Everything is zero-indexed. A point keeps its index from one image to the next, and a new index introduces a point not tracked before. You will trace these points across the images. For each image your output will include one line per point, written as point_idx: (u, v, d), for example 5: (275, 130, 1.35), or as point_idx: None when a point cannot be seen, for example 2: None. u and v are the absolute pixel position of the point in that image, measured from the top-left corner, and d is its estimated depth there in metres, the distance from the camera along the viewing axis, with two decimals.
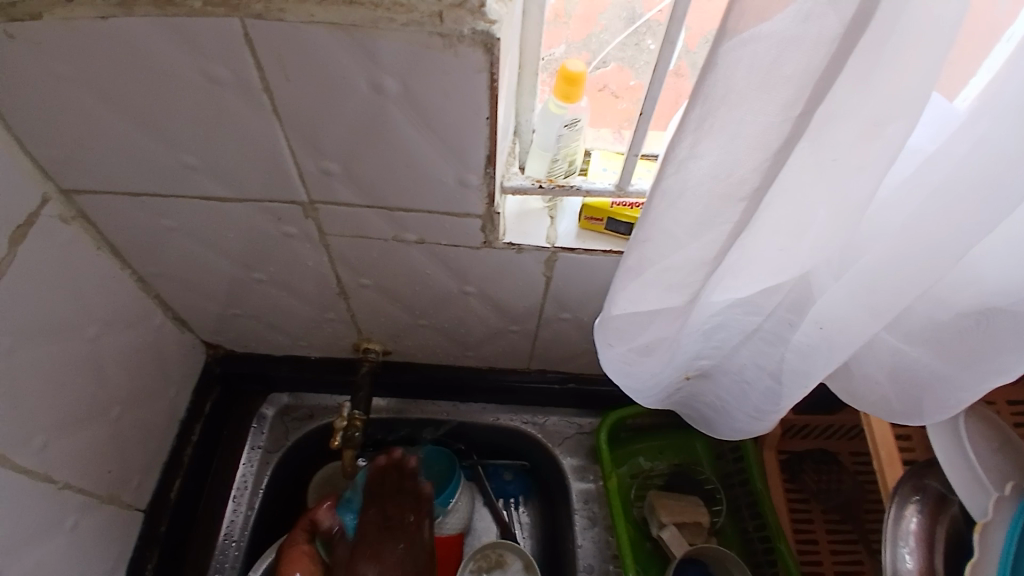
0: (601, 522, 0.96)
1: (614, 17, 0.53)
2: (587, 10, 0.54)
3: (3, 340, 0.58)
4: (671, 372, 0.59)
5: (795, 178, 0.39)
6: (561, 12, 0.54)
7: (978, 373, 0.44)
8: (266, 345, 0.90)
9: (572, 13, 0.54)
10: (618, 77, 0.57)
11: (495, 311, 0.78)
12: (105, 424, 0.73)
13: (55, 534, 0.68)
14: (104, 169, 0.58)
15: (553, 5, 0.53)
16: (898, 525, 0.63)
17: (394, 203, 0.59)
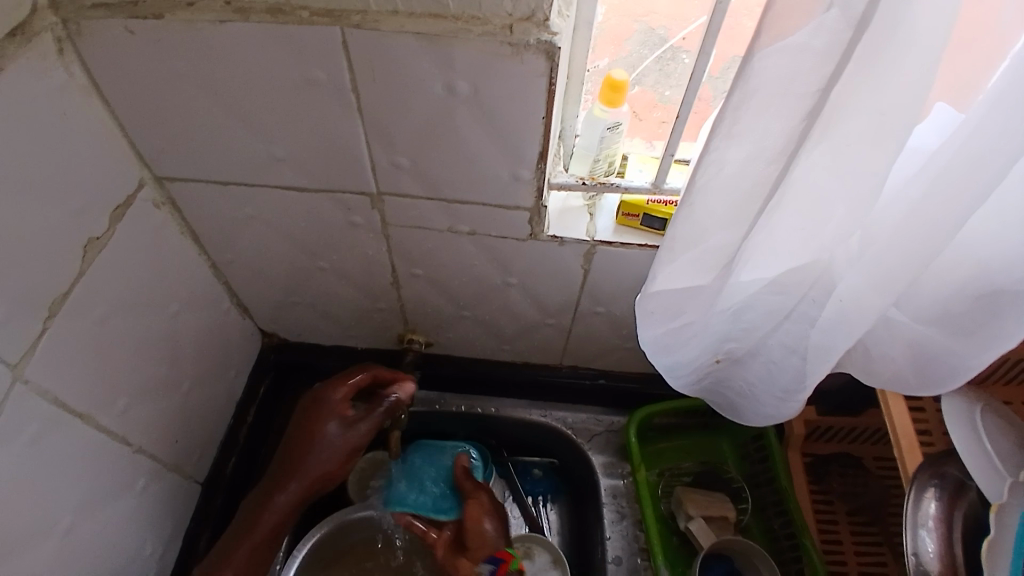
0: (629, 516, 1.00)
1: (639, 42, 0.60)
2: (616, 32, 0.60)
3: (101, 307, 0.64)
4: (700, 354, 0.64)
5: (814, 160, 0.44)
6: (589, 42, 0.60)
7: (980, 343, 0.48)
8: (317, 333, 0.97)
9: (599, 36, 0.60)
10: (645, 102, 0.65)
11: (534, 304, 0.84)
12: (177, 396, 0.79)
13: (126, 495, 0.72)
14: (199, 159, 0.66)
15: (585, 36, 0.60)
16: (917, 511, 0.66)
17: (455, 196, 0.66)
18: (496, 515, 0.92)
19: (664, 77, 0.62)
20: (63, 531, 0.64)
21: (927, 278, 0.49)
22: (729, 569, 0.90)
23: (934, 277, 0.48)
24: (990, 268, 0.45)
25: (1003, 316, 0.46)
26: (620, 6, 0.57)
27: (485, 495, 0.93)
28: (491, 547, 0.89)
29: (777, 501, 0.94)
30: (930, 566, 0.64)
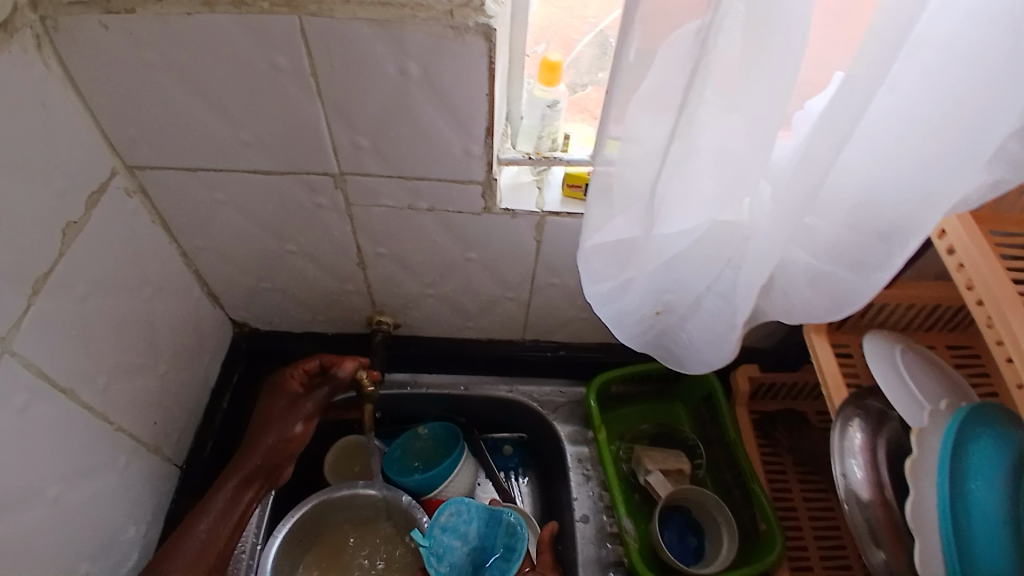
0: (594, 477, 1.06)
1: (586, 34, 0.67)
2: (565, 39, 0.68)
3: (81, 288, 0.68)
4: (640, 303, 0.71)
5: (715, 112, 0.52)
6: (540, 39, 0.68)
7: (871, 267, 0.57)
8: (289, 320, 1.01)
9: (552, 37, 0.68)
10: (593, 100, 0.73)
11: (494, 277, 0.90)
12: (154, 378, 0.82)
13: (109, 471, 0.76)
14: (170, 146, 0.70)
15: (533, 32, 0.68)
16: (843, 442, 0.72)
17: (412, 173, 0.72)
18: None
19: (597, 62, 0.70)
20: (50, 501, 0.67)
21: (818, 218, 0.58)
22: (688, 518, 0.98)
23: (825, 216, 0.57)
24: (870, 197, 0.54)
25: (891, 240, 0.55)
26: (563, 8, 0.65)
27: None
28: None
29: (729, 456, 1.00)
30: (857, 489, 0.70)
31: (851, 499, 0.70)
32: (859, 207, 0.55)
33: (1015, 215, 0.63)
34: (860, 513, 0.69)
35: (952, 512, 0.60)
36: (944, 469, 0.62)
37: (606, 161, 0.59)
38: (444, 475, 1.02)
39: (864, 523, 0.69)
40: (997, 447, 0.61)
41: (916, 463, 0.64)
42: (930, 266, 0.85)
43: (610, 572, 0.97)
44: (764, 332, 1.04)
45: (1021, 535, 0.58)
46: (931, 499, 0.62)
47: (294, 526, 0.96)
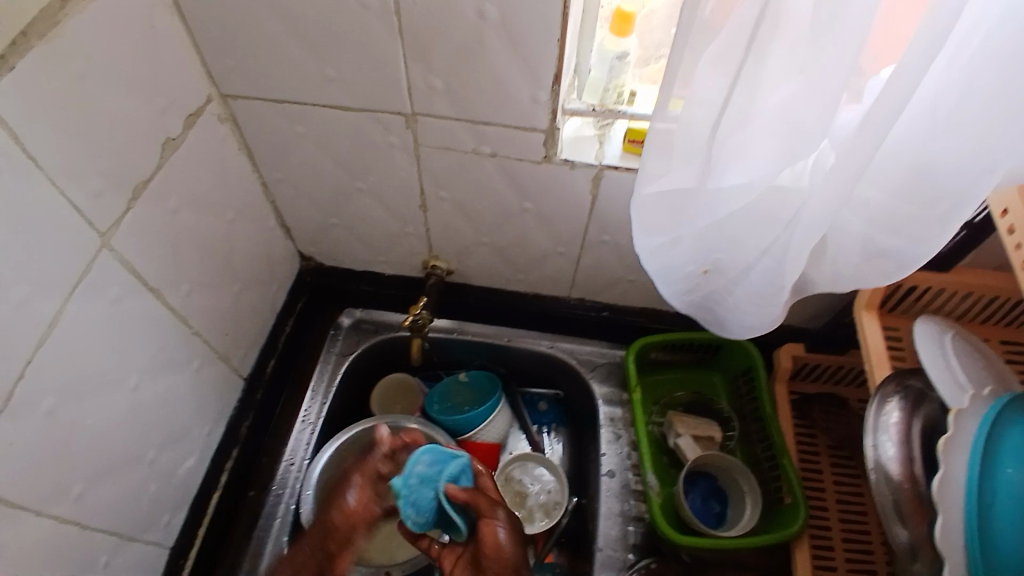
0: (624, 437, 1.09)
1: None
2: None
3: (174, 200, 0.75)
4: (687, 258, 0.72)
5: (782, 64, 0.53)
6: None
7: (925, 232, 0.57)
8: (350, 258, 1.08)
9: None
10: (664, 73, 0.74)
11: (547, 230, 0.93)
12: (230, 293, 0.90)
13: (185, 369, 0.84)
14: (261, 77, 0.76)
15: None
16: (878, 418, 0.73)
17: (480, 117, 0.75)
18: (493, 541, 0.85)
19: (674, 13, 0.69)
20: (131, 387, 0.74)
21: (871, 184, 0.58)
22: (712, 484, 1.00)
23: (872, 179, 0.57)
24: (928, 164, 0.53)
25: (945, 209, 0.55)
26: None
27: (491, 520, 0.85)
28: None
29: (762, 430, 1.02)
30: (887, 464, 0.71)
31: (878, 472, 0.71)
32: (911, 171, 0.55)
33: None
34: (886, 486, 0.70)
35: (979, 489, 0.61)
36: (979, 451, 0.62)
37: (668, 117, 0.60)
38: (482, 417, 1.07)
39: (889, 497, 0.69)
40: None
41: (950, 440, 0.64)
42: (995, 256, 0.82)
43: (630, 525, 1.01)
44: (812, 312, 1.03)
45: None
46: (961, 476, 0.62)
47: (337, 448, 1.02)
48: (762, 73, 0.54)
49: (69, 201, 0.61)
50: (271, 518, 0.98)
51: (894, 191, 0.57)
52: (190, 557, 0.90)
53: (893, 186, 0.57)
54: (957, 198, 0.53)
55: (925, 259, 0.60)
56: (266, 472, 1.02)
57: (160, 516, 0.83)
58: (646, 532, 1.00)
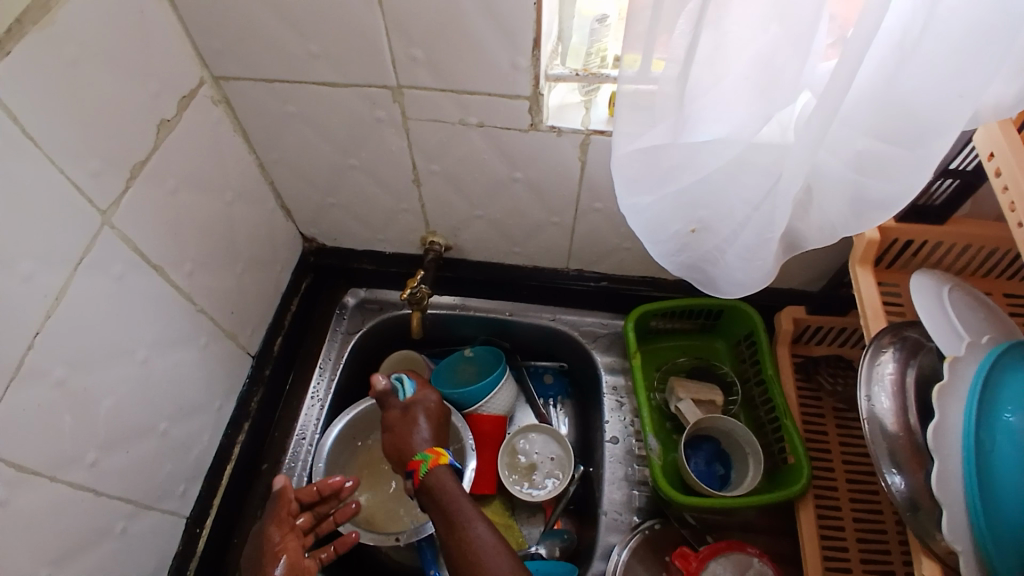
0: (628, 404, 1.10)
1: None
2: None
3: (172, 181, 0.78)
4: (673, 216, 0.73)
5: (751, 9, 0.53)
6: None
7: (905, 170, 0.58)
8: (351, 238, 1.10)
9: None
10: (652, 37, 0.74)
11: (539, 200, 0.93)
12: (233, 272, 0.93)
13: (192, 345, 0.87)
14: (251, 58, 0.78)
15: None
16: (873, 368, 0.72)
17: (464, 86, 0.76)
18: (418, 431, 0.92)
19: None
20: (140, 360, 0.77)
21: (848, 128, 0.58)
22: (716, 447, 1.01)
23: (849, 125, 0.58)
24: (903, 99, 0.54)
25: (923, 143, 0.55)
26: None
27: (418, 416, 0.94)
28: (410, 445, 0.90)
29: (764, 392, 1.01)
30: (882, 415, 0.70)
31: (873, 422, 0.70)
32: (888, 112, 0.55)
33: None
34: (881, 437, 0.70)
35: (976, 439, 0.61)
36: (974, 400, 0.61)
37: (649, 78, 0.59)
38: (488, 390, 1.09)
39: (885, 447, 0.69)
40: None
41: (944, 389, 0.63)
42: (991, 207, 0.81)
43: (636, 489, 1.02)
44: (812, 274, 1.03)
45: None
46: (957, 425, 0.62)
47: (349, 421, 1.05)
48: (732, 19, 0.53)
49: (69, 182, 0.63)
50: None
51: (873, 134, 0.57)
52: (206, 526, 0.94)
53: (871, 128, 0.57)
54: (933, 130, 0.54)
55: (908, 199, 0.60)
56: (278, 446, 1.06)
57: (174, 487, 0.87)
58: (650, 496, 1.01)
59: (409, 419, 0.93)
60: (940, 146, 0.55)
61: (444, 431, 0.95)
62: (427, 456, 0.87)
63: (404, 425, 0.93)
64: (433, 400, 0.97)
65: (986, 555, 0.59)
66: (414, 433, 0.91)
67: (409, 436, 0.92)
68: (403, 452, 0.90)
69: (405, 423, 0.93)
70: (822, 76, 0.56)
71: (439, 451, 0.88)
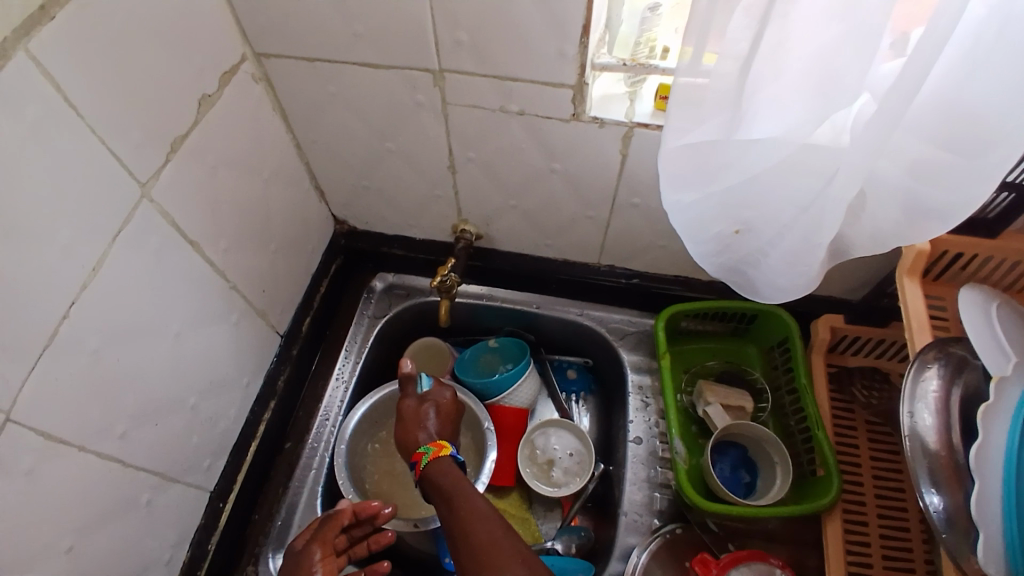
0: (652, 405, 1.08)
1: None
2: None
3: (212, 157, 0.78)
4: (716, 216, 0.70)
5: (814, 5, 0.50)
6: None
7: (965, 182, 0.55)
8: (382, 222, 1.10)
9: None
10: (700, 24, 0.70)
11: (576, 193, 0.92)
12: (267, 251, 0.94)
13: (224, 321, 0.87)
14: (294, 37, 0.77)
15: None
16: (917, 384, 0.69)
17: (508, 73, 0.75)
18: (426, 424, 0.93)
19: None
20: (173, 335, 0.78)
21: (908, 133, 0.55)
22: (741, 454, 0.98)
23: (911, 130, 0.55)
24: (969, 108, 0.51)
25: (985, 156, 0.52)
26: None
27: (428, 408, 0.94)
28: (415, 439, 0.91)
29: (796, 401, 0.98)
30: (923, 432, 0.67)
31: (914, 439, 0.67)
32: (951, 119, 0.52)
33: None
34: (922, 454, 0.67)
35: (1016, 461, 0.59)
36: (1020, 422, 0.60)
37: (699, 73, 0.57)
38: (512, 383, 1.08)
39: (924, 464, 0.66)
40: None
41: (991, 406, 0.61)
42: None
43: (656, 492, 1.01)
44: (853, 283, 0.99)
45: None
46: (999, 445, 0.60)
47: (372, 405, 1.06)
48: (794, 14, 0.51)
49: (111, 153, 0.64)
50: (307, 469, 1.03)
51: (934, 141, 0.54)
52: (229, 501, 0.94)
53: (932, 135, 0.54)
54: (998, 143, 0.51)
55: (965, 211, 0.57)
56: (302, 426, 1.06)
57: (200, 461, 0.88)
58: (672, 499, 1.00)
59: (417, 409, 0.94)
60: (1005, 160, 0.52)
61: (452, 427, 0.95)
62: (428, 449, 0.88)
63: (413, 417, 0.94)
64: (447, 396, 0.97)
65: None
66: (422, 426, 0.92)
67: (417, 428, 0.92)
68: (409, 441, 0.91)
69: (415, 412, 0.94)
70: (886, 78, 0.53)
71: (442, 445, 0.89)
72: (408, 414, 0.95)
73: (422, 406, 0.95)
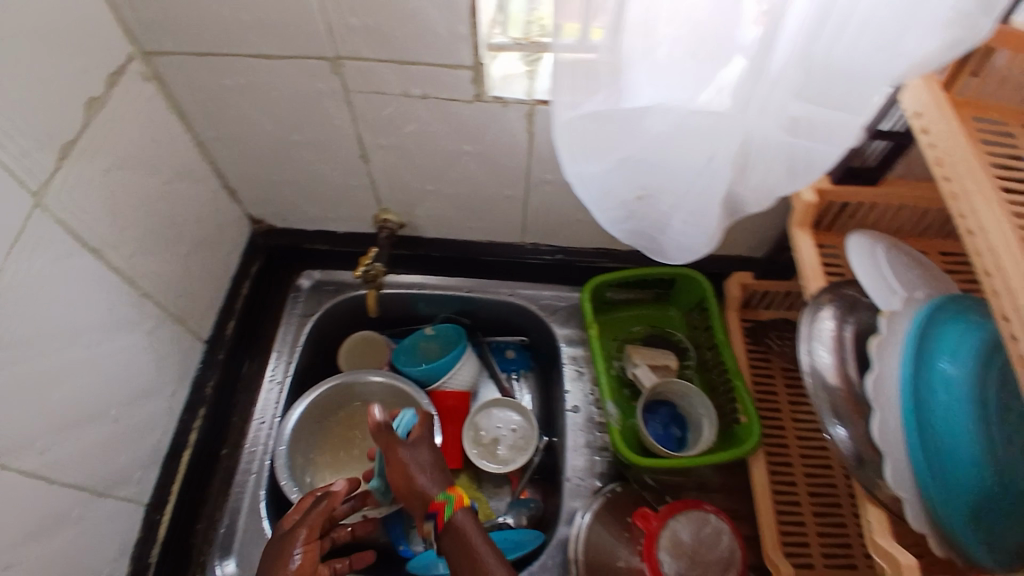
0: (587, 374, 1.11)
1: None
2: None
3: (107, 160, 0.75)
4: (619, 184, 0.73)
5: None
6: None
7: (826, 125, 0.61)
8: (301, 217, 1.09)
9: None
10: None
11: (490, 172, 0.93)
12: (178, 255, 0.90)
13: (138, 329, 0.84)
14: (182, 32, 0.75)
15: None
16: (813, 327, 0.75)
17: (406, 56, 0.75)
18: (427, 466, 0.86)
19: None
20: (85, 346, 0.74)
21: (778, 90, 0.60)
22: (671, 411, 1.04)
23: (782, 88, 0.58)
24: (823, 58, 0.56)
25: (839, 97, 0.58)
26: None
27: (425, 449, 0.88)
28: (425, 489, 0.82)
29: (717, 356, 1.04)
30: (823, 370, 0.73)
31: (815, 377, 0.73)
32: (816, 75, 0.57)
33: (1004, 103, 0.61)
34: (823, 390, 0.72)
35: (915, 385, 0.63)
36: (911, 348, 0.64)
37: (588, 48, 0.59)
38: (449, 366, 1.11)
39: (826, 400, 0.72)
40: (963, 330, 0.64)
41: (883, 341, 0.66)
42: (924, 165, 0.83)
43: (597, 455, 1.05)
44: (760, 240, 1.05)
45: (982, 408, 0.61)
46: (895, 373, 0.65)
47: (310, 404, 1.05)
48: None
49: None
50: (247, 474, 1.00)
51: (803, 96, 0.59)
52: (167, 512, 0.92)
53: (802, 91, 0.59)
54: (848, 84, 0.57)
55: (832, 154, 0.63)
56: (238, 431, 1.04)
57: (131, 474, 0.85)
58: (611, 460, 1.04)
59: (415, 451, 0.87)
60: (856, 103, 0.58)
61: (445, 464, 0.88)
62: (450, 499, 0.79)
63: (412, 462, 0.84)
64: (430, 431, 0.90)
65: (930, 497, 0.61)
66: (424, 471, 0.83)
67: (416, 474, 0.83)
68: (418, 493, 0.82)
69: (415, 458, 0.85)
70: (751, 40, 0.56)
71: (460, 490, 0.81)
72: (404, 460, 0.84)
73: (415, 449, 0.85)
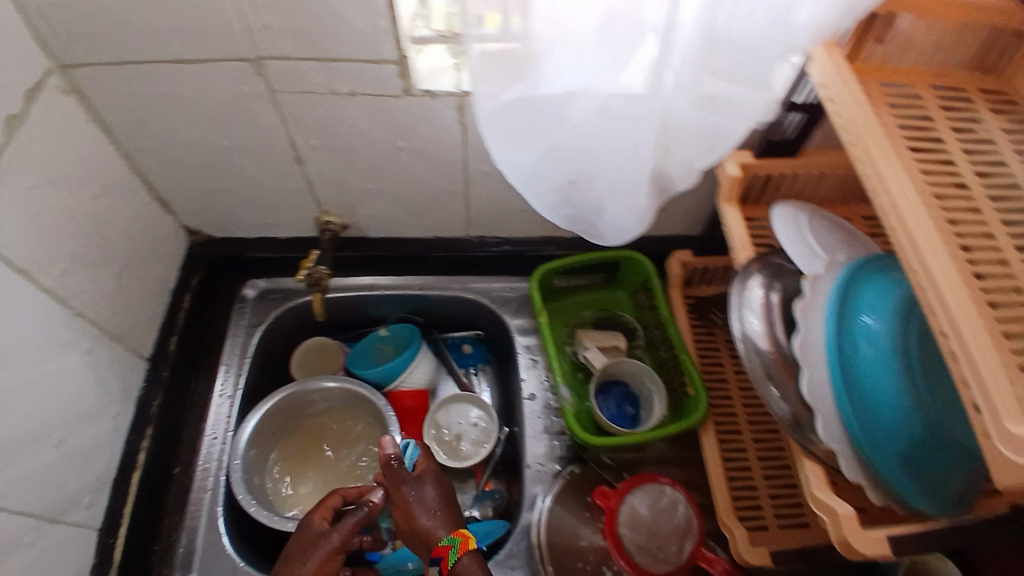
0: (541, 361, 1.13)
1: None
2: None
3: (31, 176, 0.72)
4: (550, 170, 0.74)
5: None
6: None
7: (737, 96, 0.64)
8: (240, 225, 1.07)
9: None
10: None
11: (428, 167, 0.93)
12: (111, 271, 0.88)
13: (75, 350, 0.81)
14: (97, 41, 0.73)
15: None
16: (743, 296, 0.78)
17: (332, 54, 0.75)
18: (431, 509, 0.84)
19: None
20: (20, 370, 0.72)
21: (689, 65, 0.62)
22: (625, 390, 1.06)
23: (691, 63, 0.61)
24: (726, 32, 0.58)
25: (745, 67, 0.61)
26: None
27: (429, 491, 0.86)
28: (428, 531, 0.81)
29: (663, 333, 1.07)
30: (754, 336, 0.76)
31: (747, 344, 0.76)
32: (721, 48, 0.60)
33: (899, 66, 0.65)
34: (756, 356, 0.75)
35: (840, 343, 0.67)
36: (832, 307, 0.68)
37: (510, 37, 0.60)
38: (404, 365, 1.09)
39: (759, 365, 0.74)
40: (883, 288, 0.68)
41: (807, 304, 0.70)
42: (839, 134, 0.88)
43: (556, 440, 1.06)
44: (697, 217, 1.09)
45: (906, 360, 0.65)
46: (819, 333, 0.68)
47: (263, 415, 1.02)
48: None
49: None
50: (201, 490, 0.97)
51: (712, 70, 0.62)
52: (120, 535, 0.90)
53: (710, 65, 0.61)
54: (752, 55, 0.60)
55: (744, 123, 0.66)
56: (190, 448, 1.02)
57: (79, 499, 0.83)
58: (569, 444, 1.05)
59: (418, 493, 0.85)
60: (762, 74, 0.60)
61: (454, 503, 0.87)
62: (455, 542, 0.78)
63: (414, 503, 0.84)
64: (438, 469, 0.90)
65: (859, 444, 0.65)
66: (425, 513, 0.83)
67: (419, 515, 0.83)
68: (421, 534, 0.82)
69: (418, 500, 0.84)
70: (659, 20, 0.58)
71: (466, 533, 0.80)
72: (406, 502, 0.84)
73: (420, 488, 0.85)
